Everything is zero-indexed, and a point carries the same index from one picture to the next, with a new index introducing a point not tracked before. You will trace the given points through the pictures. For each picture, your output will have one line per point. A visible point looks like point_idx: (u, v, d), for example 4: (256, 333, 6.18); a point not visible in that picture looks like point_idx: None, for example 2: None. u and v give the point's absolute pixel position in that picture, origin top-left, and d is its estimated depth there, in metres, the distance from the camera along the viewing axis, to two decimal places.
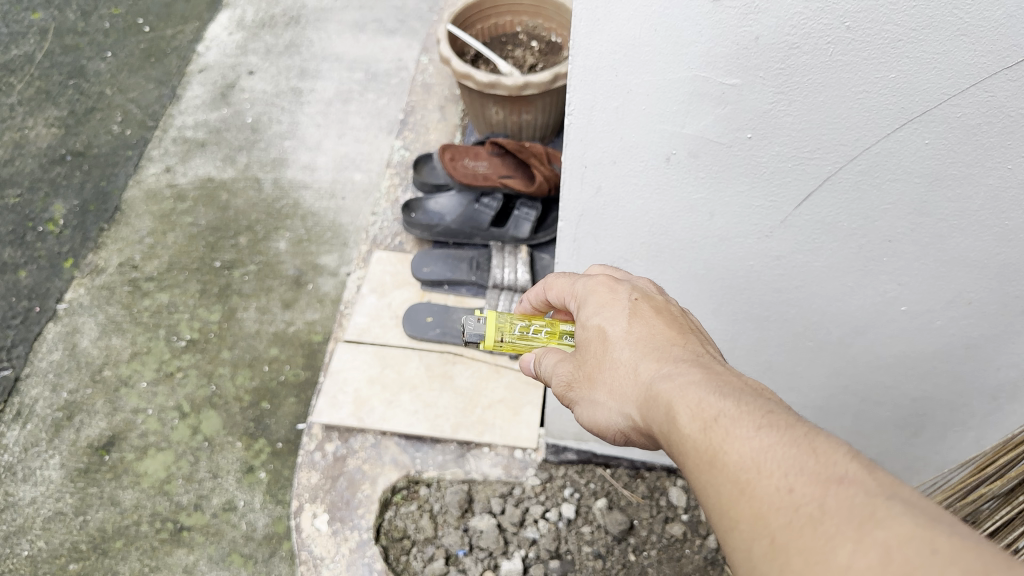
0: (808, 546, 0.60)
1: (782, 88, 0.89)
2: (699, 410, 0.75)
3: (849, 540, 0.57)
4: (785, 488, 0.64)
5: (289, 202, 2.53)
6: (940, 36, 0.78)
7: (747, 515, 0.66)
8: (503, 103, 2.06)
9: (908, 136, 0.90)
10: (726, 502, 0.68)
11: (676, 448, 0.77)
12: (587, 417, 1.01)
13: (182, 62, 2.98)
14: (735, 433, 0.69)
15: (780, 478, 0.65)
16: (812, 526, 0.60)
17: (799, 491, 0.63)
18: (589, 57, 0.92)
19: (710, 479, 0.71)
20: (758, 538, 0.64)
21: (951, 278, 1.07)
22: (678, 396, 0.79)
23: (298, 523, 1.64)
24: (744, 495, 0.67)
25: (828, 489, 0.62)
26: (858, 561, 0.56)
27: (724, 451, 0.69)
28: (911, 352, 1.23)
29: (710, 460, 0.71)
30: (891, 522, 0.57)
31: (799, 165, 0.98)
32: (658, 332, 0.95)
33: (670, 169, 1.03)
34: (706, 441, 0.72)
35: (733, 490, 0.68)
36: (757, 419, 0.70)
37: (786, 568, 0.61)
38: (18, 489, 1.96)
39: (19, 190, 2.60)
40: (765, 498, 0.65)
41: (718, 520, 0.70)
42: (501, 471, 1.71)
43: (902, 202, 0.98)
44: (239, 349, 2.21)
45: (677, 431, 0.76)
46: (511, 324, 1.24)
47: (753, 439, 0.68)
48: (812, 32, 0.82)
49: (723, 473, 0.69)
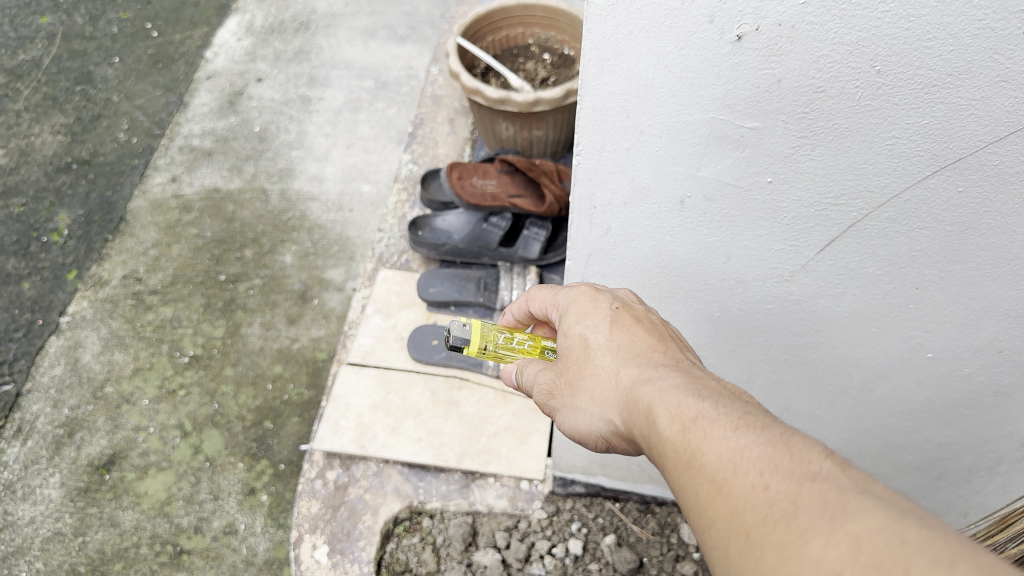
0: (783, 542, 0.55)
1: (805, 132, 0.80)
2: (677, 412, 0.70)
3: (822, 534, 0.53)
4: (760, 485, 0.59)
5: (295, 214, 2.48)
6: (978, 82, 0.68)
7: (723, 515, 0.61)
8: (512, 119, 2.01)
9: (940, 184, 0.80)
10: (702, 504, 0.63)
11: (654, 452, 0.72)
12: (567, 425, 0.96)
13: (190, 69, 2.94)
14: (713, 433, 0.65)
15: (755, 476, 0.60)
16: (786, 521, 0.56)
17: (774, 487, 0.58)
18: (598, 97, 0.85)
19: (686, 481, 0.66)
20: (733, 538, 0.59)
21: (981, 326, 0.97)
22: (656, 398, 0.75)
23: (298, 555, 1.60)
24: (720, 495, 0.62)
25: (802, 486, 0.57)
26: (832, 554, 0.52)
27: (701, 451, 0.65)
28: (936, 399, 1.16)
29: (687, 463, 0.66)
30: (865, 515, 0.52)
31: (821, 211, 0.89)
32: (639, 335, 0.91)
33: (684, 212, 0.97)
34: (683, 443, 0.67)
35: (709, 490, 0.63)
36: (735, 420, 0.65)
37: (760, 566, 0.56)
38: (16, 508, 1.93)
39: (24, 199, 2.57)
40: (740, 497, 0.60)
41: (694, 526, 0.65)
42: (507, 503, 1.66)
43: (931, 249, 0.89)
44: (242, 365, 2.16)
45: (655, 433, 0.72)
46: (495, 333, 1.13)
47: (730, 438, 0.64)
48: (839, 76, 0.73)
49: (699, 475, 0.64)
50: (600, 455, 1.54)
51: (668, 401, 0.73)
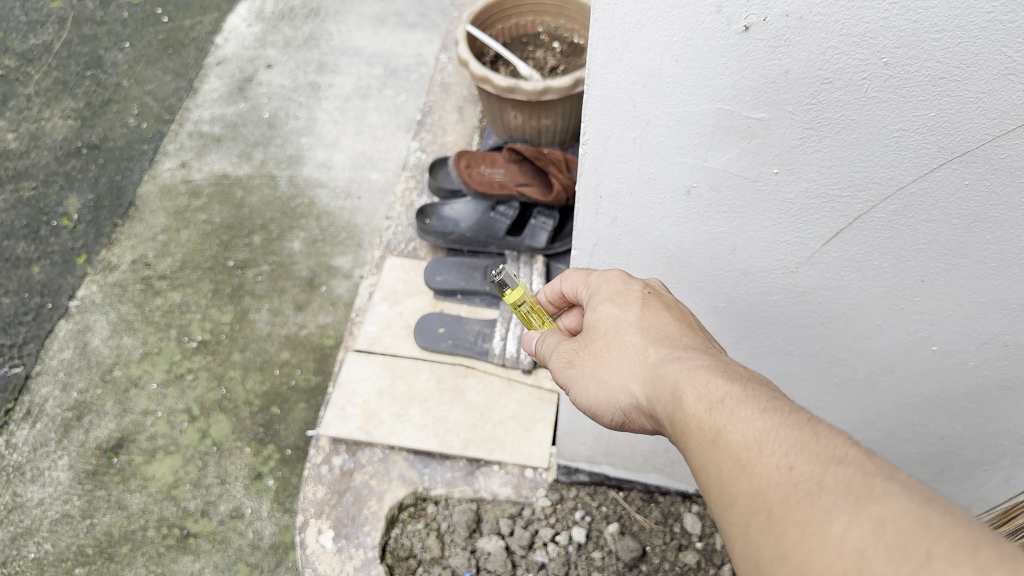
0: (805, 520, 0.56)
1: (813, 124, 0.80)
2: (705, 392, 0.71)
3: (844, 513, 0.54)
4: (784, 465, 0.60)
5: (303, 201, 2.49)
6: (985, 75, 0.68)
7: (745, 493, 0.62)
8: (521, 108, 2.01)
9: (946, 177, 0.80)
10: (724, 480, 0.64)
11: (678, 430, 0.72)
12: (583, 402, 0.96)
13: (200, 54, 2.94)
14: (741, 414, 0.65)
15: (781, 456, 0.61)
16: (809, 501, 0.56)
17: (799, 468, 0.59)
18: (605, 87, 0.85)
19: (709, 458, 0.67)
20: (755, 515, 0.60)
21: (987, 320, 0.97)
22: (684, 378, 0.75)
23: (303, 539, 1.62)
24: (742, 474, 0.62)
25: (828, 468, 0.58)
26: (853, 533, 0.52)
27: (726, 431, 0.65)
28: (940, 392, 1.16)
29: (711, 441, 0.66)
30: (889, 498, 0.53)
31: (827, 202, 0.89)
32: (666, 320, 0.91)
33: (692, 202, 0.96)
34: (710, 421, 0.68)
35: (732, 468, 0.63)
36: (763, 403, 0.66)
37: (781, 542, 0.57)
38: (26, 489, 1.95)
39: (34, 182, 2.58)
40: (764, 475, 0.61)
41: (714, 501, 0.66)
42: (511, 491, 1.67)
43: (937, 243, 0.88)
44: (250, 351, 2.17)
45: (681, 410, 0.72)
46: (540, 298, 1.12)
47: (758, 420, 0.64)
48: (845, 67, 0.73)
49: (723, 454, 0.65)
50: (605, 444, 1.55)
51: (697, 379, 0.73)
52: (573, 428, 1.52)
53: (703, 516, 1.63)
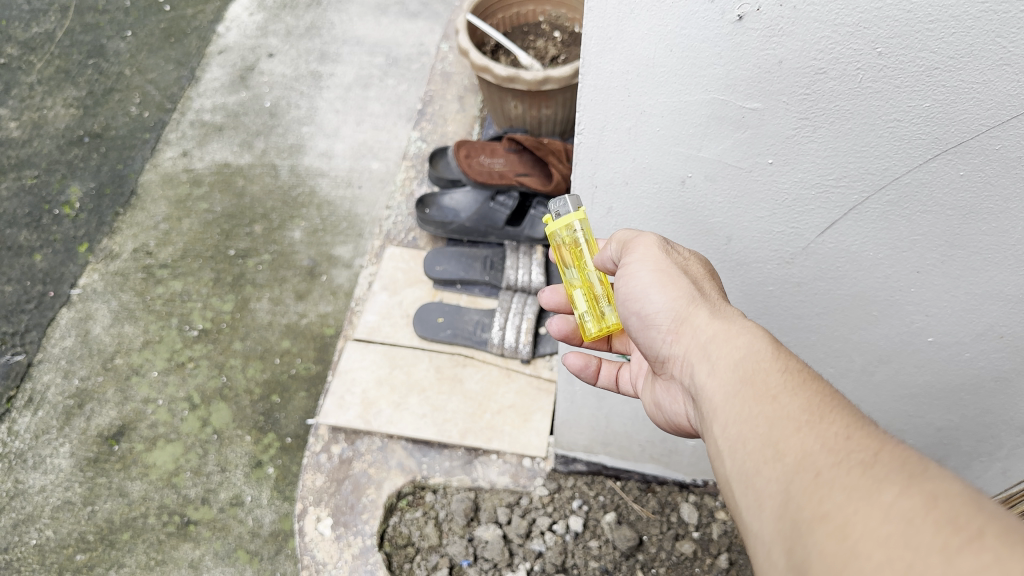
0: (852, 482, 0.56)
1: (807, 114, 0.80)
2: (777, 359, 0.72)
3: (896, 483, 0.54)
4: (841, 435, 0.60)
5: (304, 190, 2.49)
6: (980, 65, 0.67)
7: (793, 453, 0.62)
8: (522, 97, 2.00)
9: (941, 168, 0.80)
10: (774, 435, 0.64)
11: (732, 384, 0.72)
12: None
13: (202, 43, 2.94)
14: (810, 390, 0.66)
15: (840, 429, 0.61)
16: (861, 466, 0.56)
17: (857, 441, 0.59)
18: (599, 77, 0.84)
19: (761, 413, 0.67)
20: (796, 476, 0.60)
21: (983, 311, 0.97)
22: (752, 335, 0.75)
23: (302, 527, 1.63)
24: (796, 434, 0.62)
25: (885, 447, 0.58)
26: (901, 500, 0.52)
27: (793, 396, 0.66)
28: (937, 383, 1.16)
29: (772, 398, 0.67)
30: (942, 480, 0.53)
31: (822, 192, 0.88)
32: None
33: (687, 192, 0.96)
34: (778, 382, 0.68)
35: (786, 426, 0.64)
36: (827, 389, 0.67)
37: (822, 498, 0.56)
38: (27, 476, 1.96)
39: (36, 171, 2.59)
40: (817, 440, 0.61)
41: (750, 457, 0.66)
42: (509, 480, 1.68)
43: (933, 233, 0.88)
44: (250, 340, 2.17)
45: (744, 365, 0.72)
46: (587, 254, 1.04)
47: (827, 399, 0.65)
48: (840, 57, 0.72)
49: (780, 413, 0.65)
50: (602, 433, 1.56)
51: (768, 343, 0.73)
52: (570, 418, 1.52)
53: (699, 506, 1.63)
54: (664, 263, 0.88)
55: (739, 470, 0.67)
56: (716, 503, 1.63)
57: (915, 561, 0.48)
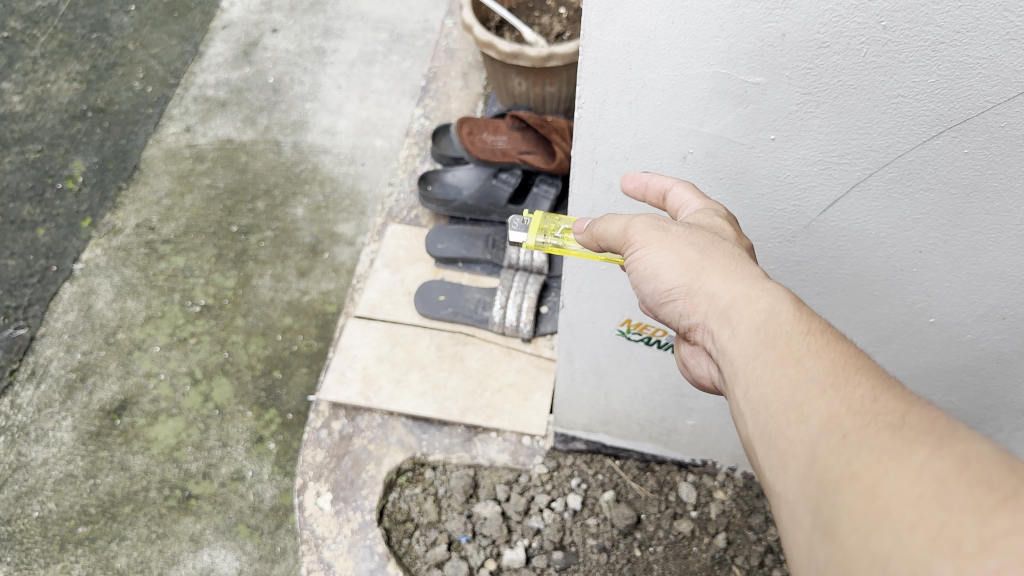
0: (881, 446, 0.55)
1: (810, 89, 0.77)
2: (799, 319, 0.69)
3: (925, 446, 0.53)
4: (867, 397, 0.59)
5: (308, 167, 2.48)
6: (987, 40, 0.66)
7: (817, 414, 0.60)
8: (525, 74, 1.99)
9: (945, 145, 0.78)
10: (797, 397, 0.62)
11: (752, 341, 0.70)
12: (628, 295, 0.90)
13: (206, 18, 2.92)
14: (833, 348, 0.64)
15: (866, 391, 0.60)
16: (890, 429, 0.55)
17: (882, 403, 0.58)
18: (600, 48, 0.80)
19: (785, 375, 0.65)
20: (822, 437, 0.59)
21: (985, 292, 0.96)
22: (773, 294, 0.71)
23: (302, 502, 1.64)
24: (818, 396, 0.61)
25: (912, 408, 0.57)
26: (933, 463, 0.52)
27: (815, 355, 0.64)
28: (938, 364, 1.14)
29: (793, 360, 0.65)
30: (972, 441, 0.53)
31: (824, 169, 0.86)
32: None
33: (688, 167, 0.92)
34: (800, 343, 0.66)
35: (809, 389, 0.62)
36: (848, 347, 0.65)
37: (850, 460, 0.56)
38: (30, 449, 1.97)
39: (40, 145, 2.59)
40: (843, 402, 0.59)
41: (772, 419, 0.64)
42: (508, 458, 1.68)
43: (936, 212, 0.87)
44: (253, 316, 2.18)
45: (765, 323, 0.70)
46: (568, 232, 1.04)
47: (851, 357, 0.63)
48: (844, 31, 0.70)
49: (803, 375, 0.63)
50: (601, 412, 1.55)
51: (789, 302, 0.70)
52: (569, 397, 1.52)
53: (698, 486, 1.64)
54: (673, 236, 0.81)
55: (761, 432, 0.65)
56: (715, 483, 1.64)
57: (948, 520, 0.48)
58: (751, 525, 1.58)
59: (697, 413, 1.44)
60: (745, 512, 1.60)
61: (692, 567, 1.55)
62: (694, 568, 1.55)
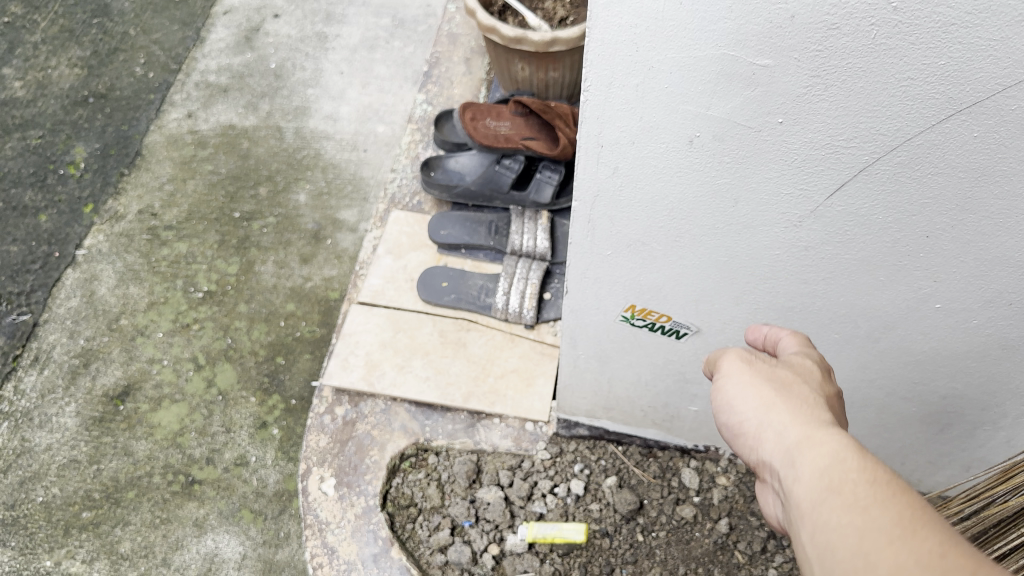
0: None
1: (818, 71, 0.77)
2: (862, 459, 0.67)
3: None
4: (938, 552, 0.58)
5: (310, 153, 2.48)
6: (999, 21, 0.66)
7: (887, 567, 0.59)
8: (529, 59, 1.98)
9: (955, 129, 0.78)
10: (863, 545, 0.61)
11: (815, 479, 0.68)
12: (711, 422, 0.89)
13: (207, 3, 2.91)
14: (902, 496, 0.63)
15: (935, 545, 0.58)
16: None
17: (953, 562, 0.57)
18: (607, 29, 0.79)
19: (849, 521, 0.63)
20: None
21: (992, 277, 0.96)
22: (838, 437, 0.70)
23: (306, 487, 1.65)
24: (885, 547, 0.60)
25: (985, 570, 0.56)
26: None
27: (882, 503, 0.62)
28: (943, 351, 1.14)
29: (859, 505, 0.63)
30: None
31: (831, 154, 0.86)
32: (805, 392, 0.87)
33: (694, 152, 0.91)
34: (864, 486, 0.64)
35: (876, 538, 0.60)
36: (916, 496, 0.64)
37: None
38: (34, 435, 1.98)
39: (41, 131, 2.58)
40: (913, 557, 0.58)
41: (838, 565, 0.62)
42: (511, 444, 1.68)
43: (944, 197, 0.87)
44: (256, 302, 2.18)
45: (829, 461, 0.68)
46: None
47: (921, 509, 0.62)
48: (854, 12, 0.70)
49: (870, 519, 0.62)
50: (604, 398, 1.55)
51: (854, 442, 0.69)
52: (572, 382, 1.52)
53: (701, 472, 1.64)
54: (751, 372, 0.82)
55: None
56: (718, 468, 1.64)
57: None
58: (754, 510, 1.59)
59: (700, 399, 1.45)
60: (748, 498, 1.60)
61: (694, 552, 1.56)
62: (697, 553, 1.55)
